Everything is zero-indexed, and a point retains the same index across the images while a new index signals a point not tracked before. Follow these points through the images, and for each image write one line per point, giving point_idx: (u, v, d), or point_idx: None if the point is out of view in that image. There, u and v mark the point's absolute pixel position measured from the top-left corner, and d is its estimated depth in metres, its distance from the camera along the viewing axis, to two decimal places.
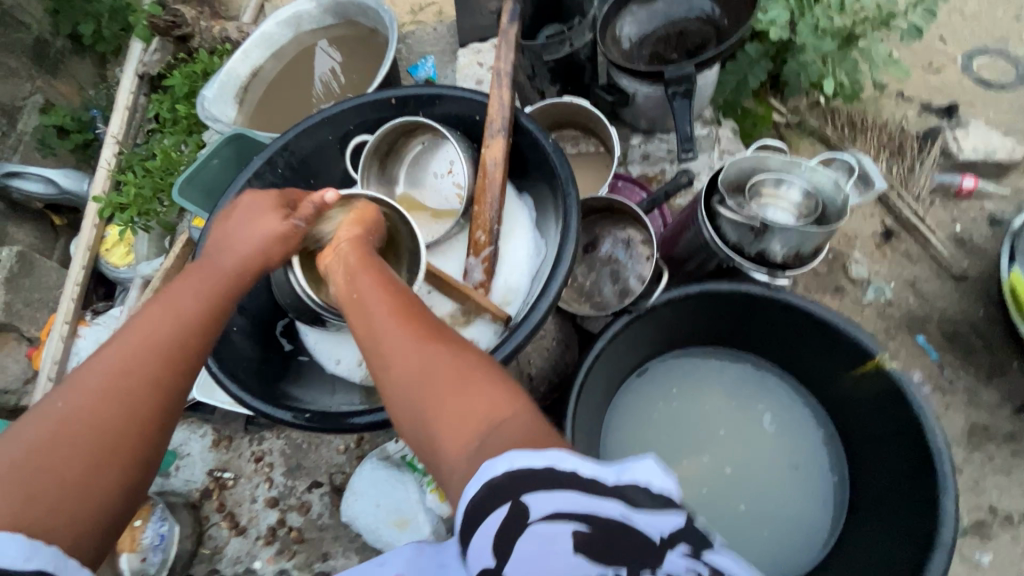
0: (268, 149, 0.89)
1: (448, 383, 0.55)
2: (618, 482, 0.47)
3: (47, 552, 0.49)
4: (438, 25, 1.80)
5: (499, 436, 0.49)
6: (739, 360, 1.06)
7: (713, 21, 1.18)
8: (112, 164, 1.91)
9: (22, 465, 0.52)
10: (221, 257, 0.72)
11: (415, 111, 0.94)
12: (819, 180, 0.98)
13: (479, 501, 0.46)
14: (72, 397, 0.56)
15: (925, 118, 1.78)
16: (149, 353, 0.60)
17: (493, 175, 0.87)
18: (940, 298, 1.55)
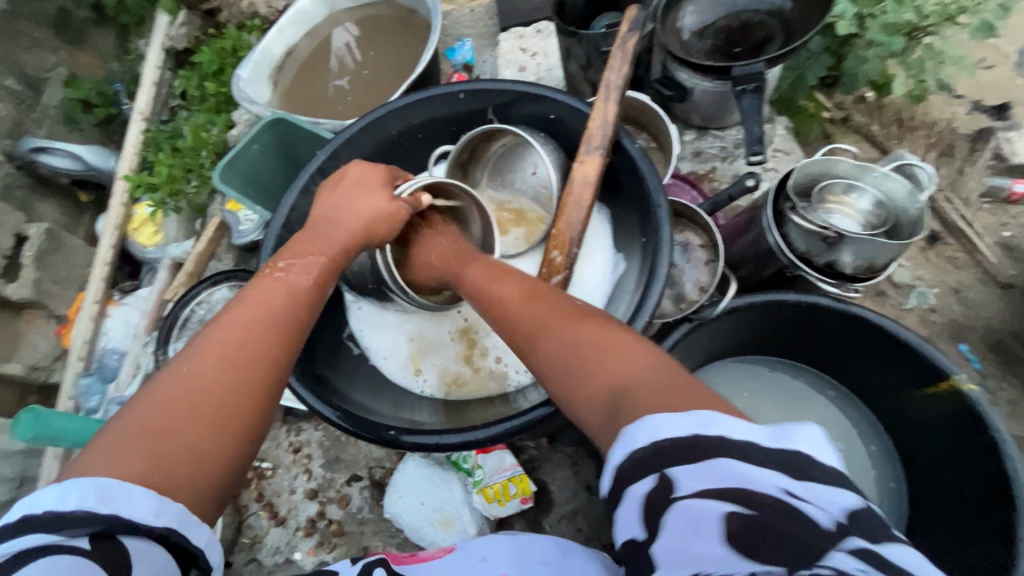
0: (332, 144, 0.86)
1: (584, 347, 0.54)
2: (777, 446, 0.43)
3: (174, 510, 0.47)
4: (475, 6, 1.74)
5: (642, 395, 0.48)
6: (816, 384, 1.03)
7: (781, 13, 1.12)
8: (139, 141, 1.88)
9: (154, 421, 0.50)
10: (326, 231, 0.71)
11: (484, 107, 0.91)
12: (890, 189, 0.95)
13: (626, 468, 0.46)
14: (194, 358, 0.54)
15: (975, 117, 1.72)
16: (267, 320, 0.59)
17: (581, 194, 0.80)
18: (984, 306, 1.52)
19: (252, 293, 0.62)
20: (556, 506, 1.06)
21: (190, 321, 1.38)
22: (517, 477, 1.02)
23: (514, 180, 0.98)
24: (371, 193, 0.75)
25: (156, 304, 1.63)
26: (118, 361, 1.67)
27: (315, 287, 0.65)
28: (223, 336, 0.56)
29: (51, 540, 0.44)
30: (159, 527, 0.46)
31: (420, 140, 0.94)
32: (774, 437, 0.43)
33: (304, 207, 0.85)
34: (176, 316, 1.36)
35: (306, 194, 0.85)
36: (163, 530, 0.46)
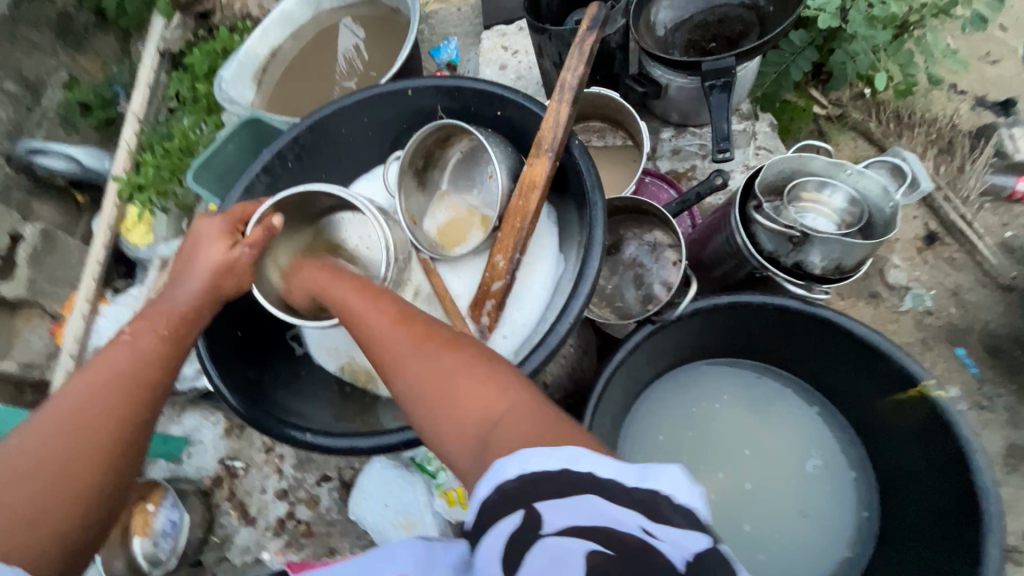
0: (276, 142, 0.85)
1: (446, 384, 0.52)
2: (639, 486, 0.43)
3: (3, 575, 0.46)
4: (461, 5, 1.74)
5: (508, 433, 0.47)
6: (785, 385, 0.99)
7: (756, 6, 1.09)
8: (133, 142, 1.91)
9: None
10: (169, 296, 0.68)
11: (433, 104, 0.89)
12: (865, 186, 0.91)
13: (492, 502, 0.45)
14: (25, 432, 0.53)
15: (977, 113, 1.66)
16: (110, 386, 0.57)
17: (529, 197, 0.78)
18: (983, 308, 1.46)
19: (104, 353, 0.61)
20: None
21: None
22: None
23: (476, 183, 0.94)
24: (213, 242, 0.72)
25: None
26: None
27: (166, 349, 0.63)
28: (64, 404, 0.55)
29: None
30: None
31: (371, 137, 0.93)
32: (636, 473, 0.44)
33: None
34: None
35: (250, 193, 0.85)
36: None
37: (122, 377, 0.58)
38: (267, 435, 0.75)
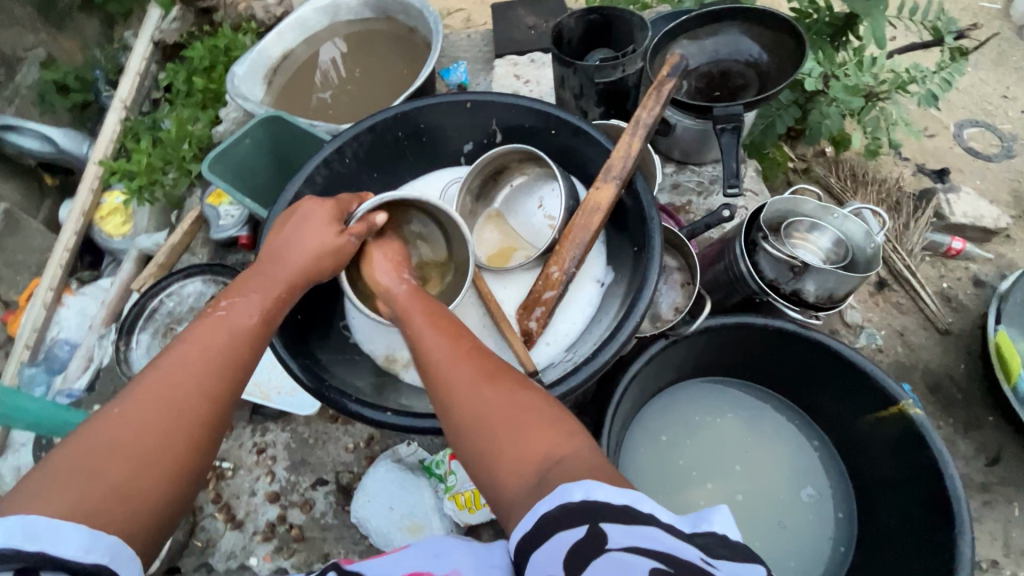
0: (340, 137, 0.88)
1: (510, 408, 0.56)
2: (694, 531, 0.47)
3: (106, 542, 0.48)
4: (472, 34, 1.83)
5: (572, 464, 0.51)
6: (774, 404, 1.09)
7: (757, 65, 1.21)
8: (117, 129, 1.84)
9: (87, 467, 0.51)
10: (269, 270, 0.73)
11: (488, 116, 0.96)
12: (849, 229, 1.04)
13: (553, 517, 0.47)
14: (128, 402, 0.56)
15: (918, 178, 1.89)
16: (207, 362, 0.61)
17: (591, 219, 0.85)
18: (926, 349, 1.62)
19: (196, 336, 0.62)
20: None
21: (157, 312, 1.33)
22: None
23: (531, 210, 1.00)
24: (311, 228, 0.76)
25: (118, 296, 1.58)
26: (69, 353, 1.59)
27: (259, 330, 0.66)
28: (160, 390, 0.57)
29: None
30: (88, 564, 0.47)
31: (421, 142, 0.98)
32: (691, 523, 0.47)
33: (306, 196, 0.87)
34: (143, 307, 1.32)
35: (309, 184, 0.87)
36: (93, 566, 0.47)
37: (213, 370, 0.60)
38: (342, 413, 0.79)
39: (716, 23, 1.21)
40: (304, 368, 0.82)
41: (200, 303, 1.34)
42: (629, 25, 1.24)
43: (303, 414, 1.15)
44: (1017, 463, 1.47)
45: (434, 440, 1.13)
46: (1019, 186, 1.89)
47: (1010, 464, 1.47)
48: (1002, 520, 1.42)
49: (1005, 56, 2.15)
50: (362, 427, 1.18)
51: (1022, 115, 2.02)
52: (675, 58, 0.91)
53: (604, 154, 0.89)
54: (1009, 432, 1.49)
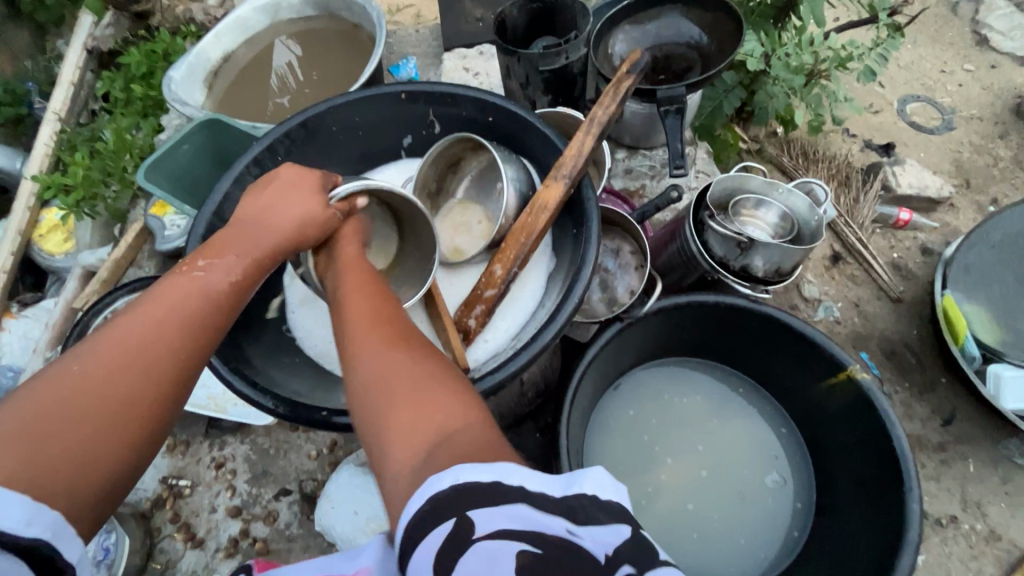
0: (270, 133, 0.86)
1: (410, 389, 0.54)
2: (566, 495, 0.46)
3: (52, 515, 0.46)
4: (420, 28, 1.81)
5: (461, 448, 0.48)
6: (738, 383, 1.10)
7: (699, 47, 1.22)
8: (52, 142, 1.76)
9: (47, 416, 0.48)
10: (253, 230, 0.70)
11: (427, 107, 0.94)
12: (794, 203, 1.06)
13: (422, 517, 0.45)
14: (89, 359, 0.52)
15: (866, 153, 1.95)
16: (178, 322, 0.57)
17: (538, 216, 0.82)
18: (880, 318, 1.67)
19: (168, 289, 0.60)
20: None
21: None
22: None
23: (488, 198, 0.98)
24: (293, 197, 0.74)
25: (63, 317, 1.51)
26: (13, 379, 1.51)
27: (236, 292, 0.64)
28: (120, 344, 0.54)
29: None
30: (27, 538, 0.44)
31: (361, 137, 0.96)
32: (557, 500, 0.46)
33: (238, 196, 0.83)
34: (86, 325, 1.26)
35: (239, 183, 0.84)
36: (31, 540, 0.44)
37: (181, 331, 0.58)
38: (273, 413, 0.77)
39: (657, 6, 1.22)
40: (239, 375, 0.79)
41: None
42: (572, 12, 1.24)
43: (262, 423, 1.12)
44: (971, 422, 1.52)
45: None
46: (960, 157, 1.96)
47: (964, 423, 1.52)
48: (959, 478, 1.48)
49: (941, 32, 2.23)
50: (324, 433, 1.15)
51: (959, 89, 2.10)
52: (637, 54, 0.96)
53: (546, 140, 0.88)
54: (961, 392, 1.55)
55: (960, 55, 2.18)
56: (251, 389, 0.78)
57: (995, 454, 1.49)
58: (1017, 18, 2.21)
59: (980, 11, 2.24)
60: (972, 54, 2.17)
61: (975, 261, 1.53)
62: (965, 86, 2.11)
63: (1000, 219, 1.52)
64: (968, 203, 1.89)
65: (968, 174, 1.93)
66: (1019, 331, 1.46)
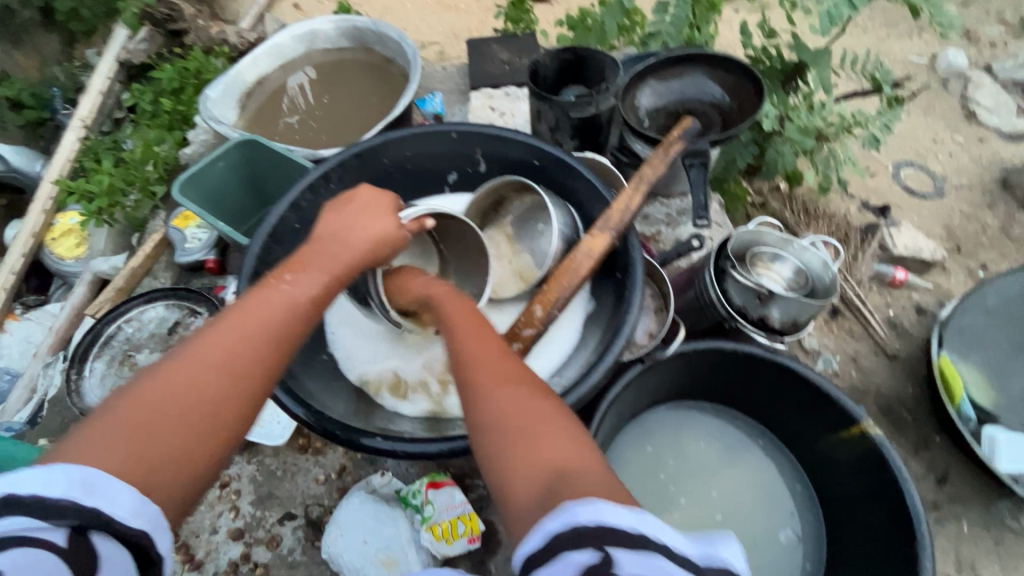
0: (324, 163, 0.89)
1: (547, 430, 0.55)
2: (707, 563, 0.46)
3: (149, 513, 0.51)
4: (447, 67, 1.89)
5: (591, 488, 0.49)
6: (755, 433, 1.12)
7: (721, 106, 1.29)
8: (76, 148, 1.78)
9: (136, 419, 0.54)
10: (334, 245, 0.72)
11: (474, 146, 0.98)
12: (808, 260, 1.11)
13: (559, 540, 0.45)
14: (185, 361, 0.58)
15: (863, 213, 2.03)
16: (257, 331, 0.62)
17: (582, 263, 0.84)
18: (877, 373, 1.71)
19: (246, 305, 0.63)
20: (503, 548, 1.05)
21: (114, 339, 1.26)
22: (466, 516, 1.01)
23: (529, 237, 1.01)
24: (370, 217, 0.75)
25: (68, 323, 1.49)
26: (9, 383, 1.48)
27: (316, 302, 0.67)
28: (199, 357, 0.58)
29: (17, 532, 0.47)
30: (133, 529, 0.50)
31: (408, 172, 1.00)
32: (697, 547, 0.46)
33: (289, 221, 0.87)
34: (98, 332, 1.25)
35: (294, 209, 0.87)
36: (136, 532, 0.50)
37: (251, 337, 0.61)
38: (302, 423, 0.79)
39: (683, 64, 1.29)
40: (287, 391, 0.81)
41: (161, 329, 1.28)
42: (602, 65, 1.31)
43: (273, 444, 1.12)
44: (964, 481, 1.54)
45: (409, 470, 1.11)
46: (951, 223, 2.06)
47: (958, 482, 1.54)
48: (953, 538, 1.49)
49: (933, 105, 2.37)
50: (334, 457, 1.14)
51: (950, 158, 2.22)
52: (687, 121, 1.01)
53: (592, 188, 0.93)
54: (955, 451, 1.57)
55: (950, 127, 2.31)
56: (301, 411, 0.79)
57: (989, 516, 1.50)
58: (1003, 96, 2.36)
59: (968, 88, 2.39)
60: (962, 126, 2.30)
61: (971, 323, 1.58)
62: (955, 156, 2.23)
63: (994, 285, 1.58)
64: (959, 266, 1.97)
65: (959, 239, 2.02)
66: (1012, 394, 1.51)
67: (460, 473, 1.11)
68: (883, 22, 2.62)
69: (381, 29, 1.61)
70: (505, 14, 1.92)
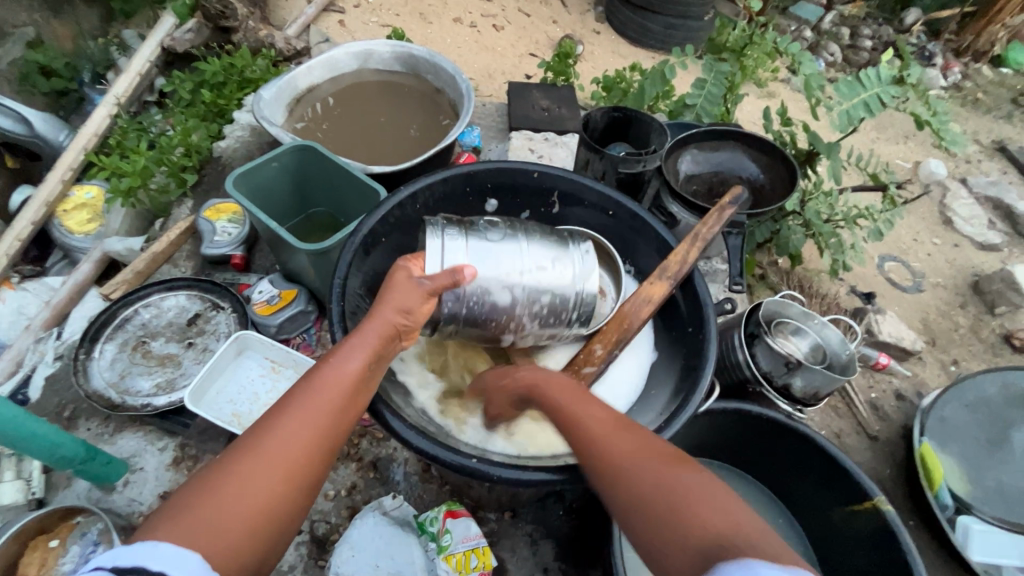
0: (416, 184, 0.96)
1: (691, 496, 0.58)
2: None
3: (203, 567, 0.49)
4: (485, 106, 1.98)
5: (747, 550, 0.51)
6: (775, 511, 1.14)
7: (754, 182, 1.39)
8: (104, 123, 1.77)
9: (211, 479, 0.56)
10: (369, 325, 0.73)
11: (554, 188, 1.04)
12: (827, 336, 1.17)
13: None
14: (260, 434, 0.60)
15: (852, 297, 2.15)
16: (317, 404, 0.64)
17: (641, 308, 0.92)
18: (858, 452, 1.78)
19: (311, 382, 0.66)
20: None
21: (129, 323, 1.22)
22: (479, 550, 0.98)
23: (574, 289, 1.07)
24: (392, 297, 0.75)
25: (68, 298, 1.43)
26: None
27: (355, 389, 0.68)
28: (276, 428, 0.61)
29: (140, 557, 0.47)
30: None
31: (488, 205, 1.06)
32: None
33: (379, 232, 0.92)
34: (114, 313, 1.22)
35: (383, 221, 0.92)
36: None
37: (332, 414, 0.64)
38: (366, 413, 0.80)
39: (722, 140, 1.39)
40: None
41: (180, 319, 1.24)
42: (648, 127, 1.40)
43: None
44: (935, 568, 1.57)
45: (422, 495, 1.10)
46: (928, 318, 2.20)
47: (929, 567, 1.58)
48: None
49: (915, 207, 2.58)
50: (345, 474, 1.12)
51: (928, 258, 2.39)
52: (737, 190, 1.07)
53: (661, 243, 1.01)
54: (928, 537, 1.62)
55: (930, 230, 2.50)
56: (400, 424, 0.80)
57: None
58: (977, 208, 2.57)
59: (947, 196, 2.60)
60: (940, 230, 2.50)
61: (950, 415, 1.68)
62: (933, 256, 2.41)
63: (973, 382, 1.70)
64: (934, 359, 2.09)
65: (935, 333, 2.16)
66: (984, 486, 1.59)
67: (473, 504, 1.10)
68: (875, 126, 2.87)
69: (436, 60, 1.68)
70: (547, 65, 2.03)
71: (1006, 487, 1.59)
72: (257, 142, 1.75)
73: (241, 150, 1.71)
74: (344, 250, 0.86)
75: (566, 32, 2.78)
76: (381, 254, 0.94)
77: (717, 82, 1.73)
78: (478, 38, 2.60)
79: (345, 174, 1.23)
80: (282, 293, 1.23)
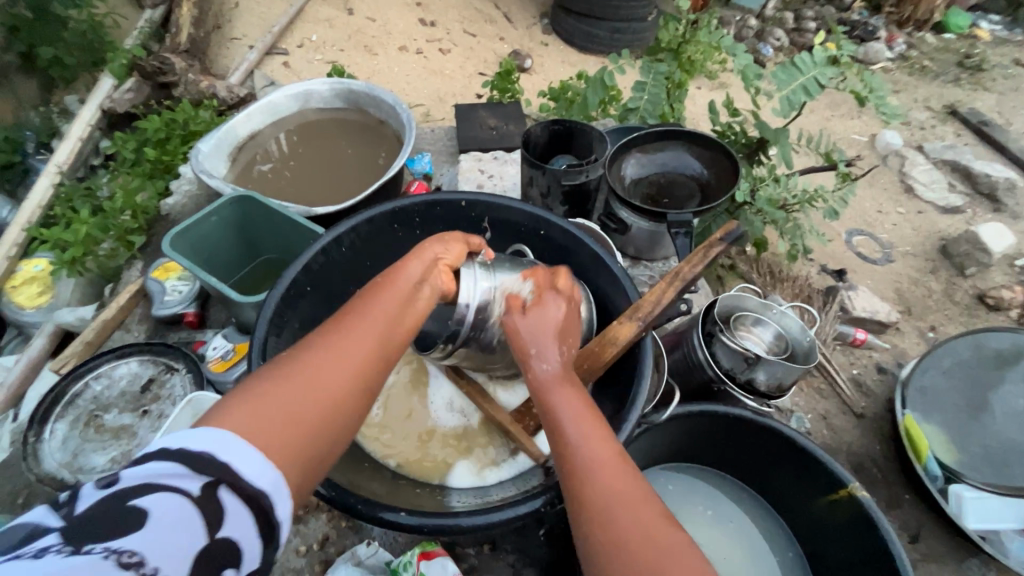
0: (338, 228, 0.95)
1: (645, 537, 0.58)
2: None
3: (271, 475, 0.51)
4: (435, 131, 1.98)
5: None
6: (766, 516, 1.11)
7: (699, 178, 1.39)
8: (48, 192, 1.74)
9: (263, 380, 0.58)
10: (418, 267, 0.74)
11: (482, 213, 1.05)
12: (787, 324, 1.16)
13: None
14: (317, 346, 0.61)
15: (823, 277, 2.15)
16: (376, 332, 0.65)
17: (606, 348, 0.87)
18: (847, 432, 1.76)
19: (354, 314, 0.66)
20: None
21: (80, 398, 1.18)
22: None
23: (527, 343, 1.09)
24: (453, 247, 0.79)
25: (22, 378, 1.39)
26: None
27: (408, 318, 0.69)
28: (332, 343, 0.62)
29: (153, 481, 0.47)
30: (253, 489, 0.49)
31: (417, 240, 1.06)
32: None
33: (301, 282, 0.91)
34: (63, 389, 1.18)
35: (306, 270, 0.92)
36: (257, 491, 0.49)
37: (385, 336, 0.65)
38: None
39: (663, 141, 1.39)
40: None
41: (134, 387, 1.21)
42: (589, 137, 1.40)
43: None
44: (937, 541, 1.55)
45: (396, 540, 1.07)
46: (901, 287, 2.21)
47: (931, 542, 1.55)
48: None
49: (875, 179, 2.61)
50: (316, 526, 1.09)
51: (894, 228, 2.41)
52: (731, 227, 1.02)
53: (594, 257, 1.00)
54: (926, 510, 1.59)
55: (893, 199, 2.52)
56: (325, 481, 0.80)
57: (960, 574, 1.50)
58: (936, 173, 2.60)
59: (906, 165, 2.63)
60: (903, 199, 2.53)
61: (929, 384, 1.67)
62: (899, 226, 2.43)
63: (946, 348, 1.70)
64: (911, 327, 2.09)
65: (909, 302, 2.16)
66: (972, 452, 1.57)
67: (449, 541, 1.07)
68: (827, 105, 2.91)
69: (376, 93, 1.67)
70: (491, 84, 2.04)
71: (993, 450, 1.57)
72: (206, 195, 1.72)
73: (189, 205, 1.69)
74: (263, 307, 0.84)
75: (514, 48, 2.81)
76: (310, 304, 0.94)
77: (657, 83, 1.74)
78: (425, 63, 2.61)
79: (283, 219, 1.21)
80: (236, 347, 1.21)
